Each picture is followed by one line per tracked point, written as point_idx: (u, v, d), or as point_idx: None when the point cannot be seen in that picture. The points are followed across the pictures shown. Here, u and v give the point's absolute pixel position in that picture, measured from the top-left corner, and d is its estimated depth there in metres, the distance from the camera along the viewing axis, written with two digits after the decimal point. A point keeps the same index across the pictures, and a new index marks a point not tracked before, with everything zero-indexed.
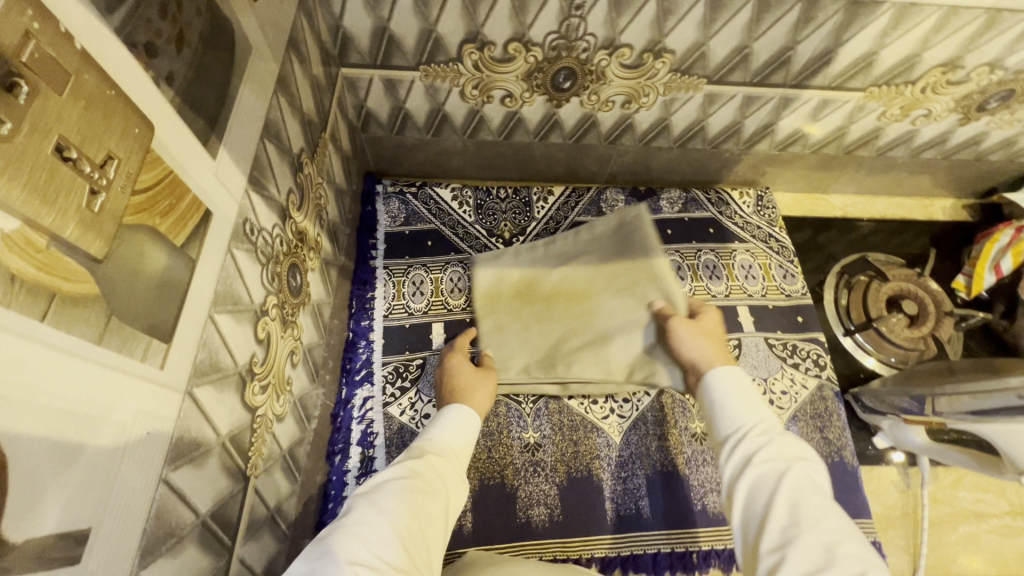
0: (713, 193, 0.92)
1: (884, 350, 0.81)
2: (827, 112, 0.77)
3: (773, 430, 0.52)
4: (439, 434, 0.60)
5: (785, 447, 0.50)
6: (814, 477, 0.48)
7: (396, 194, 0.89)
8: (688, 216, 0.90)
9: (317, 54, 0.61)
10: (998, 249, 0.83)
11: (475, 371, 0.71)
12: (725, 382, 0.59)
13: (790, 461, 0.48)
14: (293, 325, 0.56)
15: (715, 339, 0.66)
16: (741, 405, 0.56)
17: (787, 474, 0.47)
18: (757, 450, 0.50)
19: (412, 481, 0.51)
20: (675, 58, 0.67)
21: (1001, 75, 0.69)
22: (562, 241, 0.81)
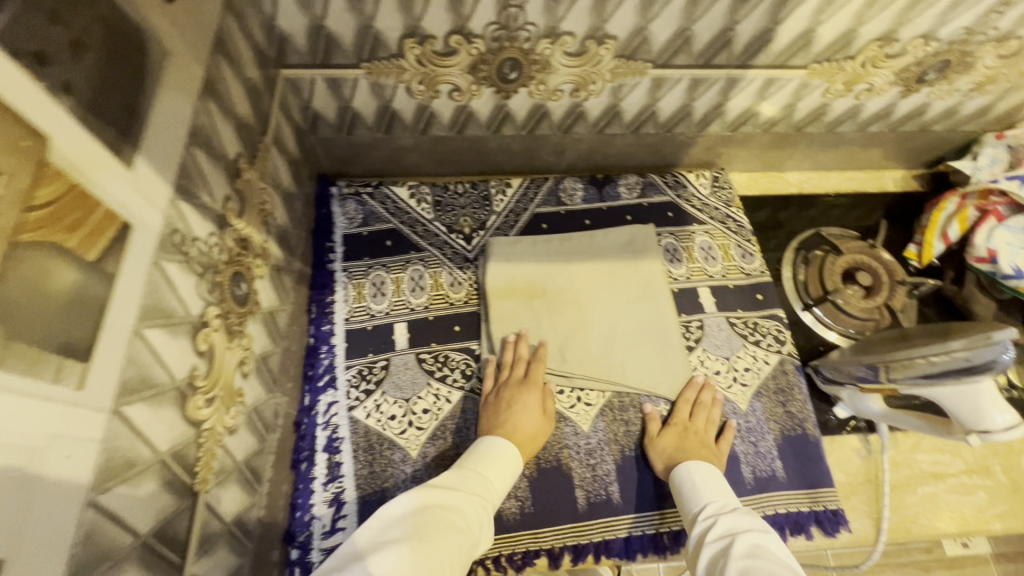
0: (670, 177, 0.93)
1: (842, 322, 0.83)
2: (774, 91, 0.77)
3: (723, 509, 0.60)
4: (474, 466, 0.64)
5: (737, 522, 0.57)
6: (763, 543, 0.53)
7: (352, 195, 0.87)
8: (647, 201, 0.91)
9: (253, 55, 0.60)
10: (946, 216, 0.85)
11: (539, 416, 0.72)
12: (693, 476, 0.66)
13: (738, 535, 0.54)
14: (241, 334, 0.55)
15: (683, 448, 0.70)
16: (701, 491, 0.64)
17: (736, 544, 0.53)
18: (711, 530, 0.57)
19: (427, 513, 0.56)
20: (618, 43, 0.67)
21: (936, 46, 0.71)
22: (559, 243, 0.84)
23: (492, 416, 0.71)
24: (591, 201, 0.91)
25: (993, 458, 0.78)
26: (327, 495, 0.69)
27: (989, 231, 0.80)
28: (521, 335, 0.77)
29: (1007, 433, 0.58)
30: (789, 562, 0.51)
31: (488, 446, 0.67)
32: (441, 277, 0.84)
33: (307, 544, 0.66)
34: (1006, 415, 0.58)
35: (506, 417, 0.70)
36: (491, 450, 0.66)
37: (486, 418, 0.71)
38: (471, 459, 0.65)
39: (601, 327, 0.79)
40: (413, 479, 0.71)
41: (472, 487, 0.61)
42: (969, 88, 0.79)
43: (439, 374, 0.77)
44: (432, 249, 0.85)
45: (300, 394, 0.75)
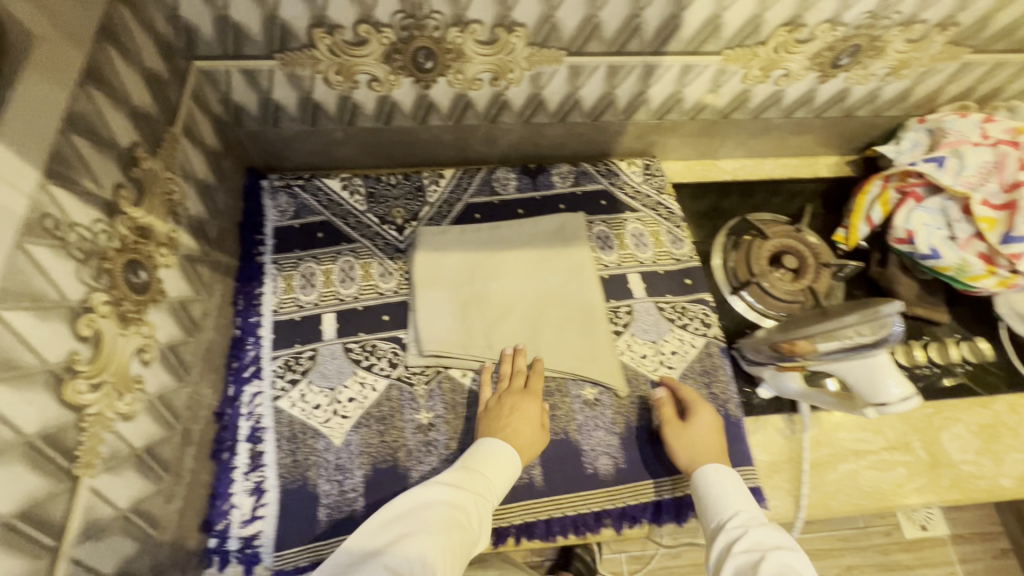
0: (602, 165, 0.94)
1: (769, 305, 0.84)
2: (692, 77, 0.79)
3: (752, 522, 0.62)
4: (475, 461, 0.66)
5: (765, 539, 0.60)
6: (791, 563, 0.57)
7: (284, 187, 0.87)
8: (581, 189, 0.92)
9: (155, 45, 0.60)
10: (871, 199, 0.87)
11: (537, 429, 0.71)
12: (718, 479, 0.67)
13: (767, 552, 0.58)
14: (139, 322, 0.55)
15: (706, 450, 0.70)
16: (728, 498, 0.65)
17: (765, 563, 0.56)
18: (739, 542, 0.60)
19: (435, 510, 0.60)
20: (528, 31, 0.68)
21: (843, 31, 0.72)
22: (495, 228, 0.85)
23: (490, 420, 0.70)
24: (524, 190, 0.91)
25: (913, 435, 0.80)
26: (248, 484, 0.69)
27: (908, 212, 0.81)
28: (517, 348, 0.77)
29: (902, 403, 0.60)
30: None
31: (491, 449, 0.67)
32: (372, 267, 0.84)
33: (226, 532, 0.67)
34: (900, 384, 0.60)
35: (509, 420, 0.70)
36: (491, 450, 0.66)
37: (484, 422, 0.71)
38: (470, 457, 0.67)
39: (527, 316, 0.80)
40: (335, 466, 0.71)
41: (478, 483, 0.64)
42: (885, 73, 0.81)
43: (365, 363, 0.77)
44: (364, 240, 0.86)
45: (225, 385, 0.75)
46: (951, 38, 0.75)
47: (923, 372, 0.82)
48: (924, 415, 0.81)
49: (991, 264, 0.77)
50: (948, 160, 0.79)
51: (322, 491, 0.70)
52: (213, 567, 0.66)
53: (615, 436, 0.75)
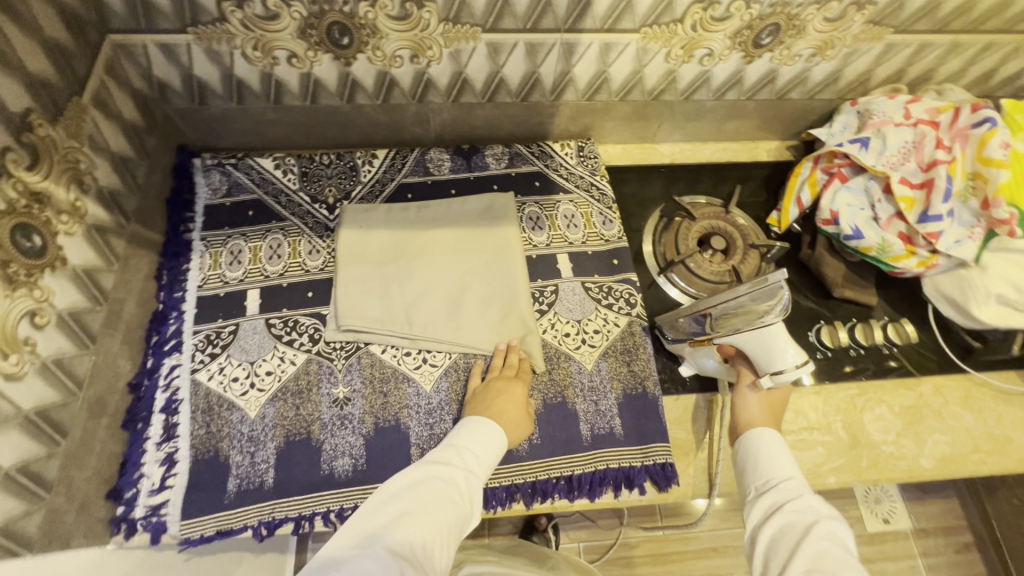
0: (537, 147, 0.94)
1: (695, 286, 0.84)
2: (615, 57, 0.79)
3: (805, 487, 0.57)
4: (465, 438, 0.66)
5: (819, 505, 0.55)
6: (840, 535, 0.52)
7: (216, 165, 0.88)
8: (515, 170, 0.92)
9: (58, 15, 0.61)
10: (801, 181, 0.86)
11: (521, 412, 0.71)
12: (770, 441, 0.62)
13: (819, 517, 0.53)
14: (31, 285, 0.56)
15: (772, 410, 0.66)
16: (783, 462, 0.60)
17: (817, 527, 0.52)
18: (789, 502, 0.55)
19: (434, 488, 0.59)
20: (438, 6, 0.69)
21: (758, 9, 0.72)
22: (428, 207, 0.87)
23: (478, 400, 0.71)
24: (458, 171, 0.92)
25: (835, 416, 0.79)
26: (160, 454, 0.70)
27: (834, 193, 0.81)
28: (512, 344, 0.77)
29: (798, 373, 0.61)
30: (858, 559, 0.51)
31: (477, 425, 0.67)
32: (300, 245, 0.85)
33: (134, 501, 0.67)
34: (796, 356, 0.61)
35: (494, 401, 0.70)
36: (481, 428, 0.67)
37: (472, 404, 0.71)
38: (459, 436, 0.66)
39: (450, 295, 0.81)
40: (249, 438, 0.71)
41: (469, 461, 0.64)
42: (809, 53, 0.81)
43: (286, 338, 0.78)
44: (294, 219, 0.86)
45: (144, 358, 0.76)
46: (870, 17, 0.75)
47: (848, 353, 0.82)
48: (847, 396, 0.80)
49: (910, 245, 0.78)
50: (872, 141, 0.79)
51: (233, 462, 0.70)
52: (120, 535, 0.65)
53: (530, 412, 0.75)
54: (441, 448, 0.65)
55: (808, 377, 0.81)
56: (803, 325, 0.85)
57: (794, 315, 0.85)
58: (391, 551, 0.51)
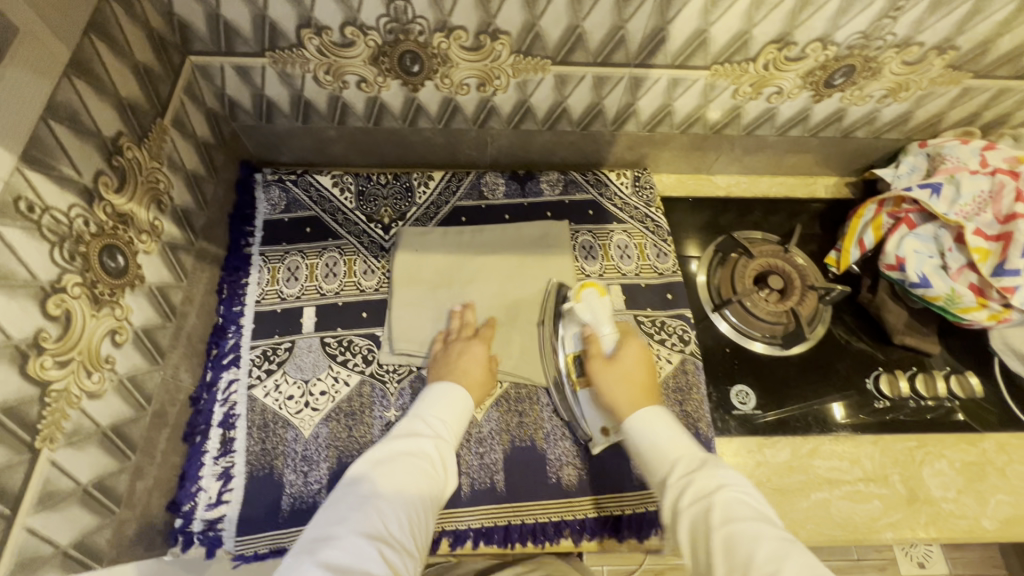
0: (592, 175, 0.95)
1: (749, 325, 0.84)
2: (681, 91, 0.78)
3: (694, 467, 0.59)
4: (428, 414, 0.69)
5: (708, 479, 0.57)
6: (735, 499, 0.54)
7: (276, 181, 0.89)
8: (569, 198, 0.92)
9: (146, 40, 0.62)
10: (864, 223, 0.85)
11: (484, 371, 0.75)
12: (649, 424, 0.65)
13: (712, 494, 0.55)
14: (112, 305, 0.57)
15: (630, 381, 0.70)
16: (666, 447, 0.63)
17: (712, 509, 0.54)
18: (685, 492, 0.57)
19: (401, 463, 0.61)
20: (512, 39, 0.68)
21: (835, 50, 0.71)
22: (482, 231, 0.87)
23: (443, 363, 0.75)
24: (512, 196, 0.92)
25: (892, 468, 0.77)
26: (217, 468, 0.71)
27: (901, 238, 0.79)
28: (466, 306, 0.82)
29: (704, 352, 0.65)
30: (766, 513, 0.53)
31: (451, 392, 0.71)
32: (355, 264, 0.86)
33: (191, 514, 0.69)
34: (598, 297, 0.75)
35: (455, 363, 0.74)
36: (449, 398, 0.70)
37: (439, 367, 0.75)
38: (423, 409, 0.69)
39: (503, 324, 0.82)
40: (302, 457, 0.72)
41: (434, 432, 0.67)
42: (882, 94, 0.79)
43: (340, 358, 0.79)
44: (350, 237, 0.87)
45: (203, 370, 0.77)
46: (950, 61, 0.73)
47: (907, 404, 0.81)
48: (906, 447, 0.78)
49: (982, 296, 0.76)
50: (944, 187, 0.77)
51: (287, 480, 0.71)
52: (177, 547, 0.67)
53: (581, 447, 0.76)
54: (405, 427, 0.67)
55: (838, 410, 0.80)
56: (861, 371, 0.84)
57: (851, 360, 0.85)
58: (367, 536, 0.52)
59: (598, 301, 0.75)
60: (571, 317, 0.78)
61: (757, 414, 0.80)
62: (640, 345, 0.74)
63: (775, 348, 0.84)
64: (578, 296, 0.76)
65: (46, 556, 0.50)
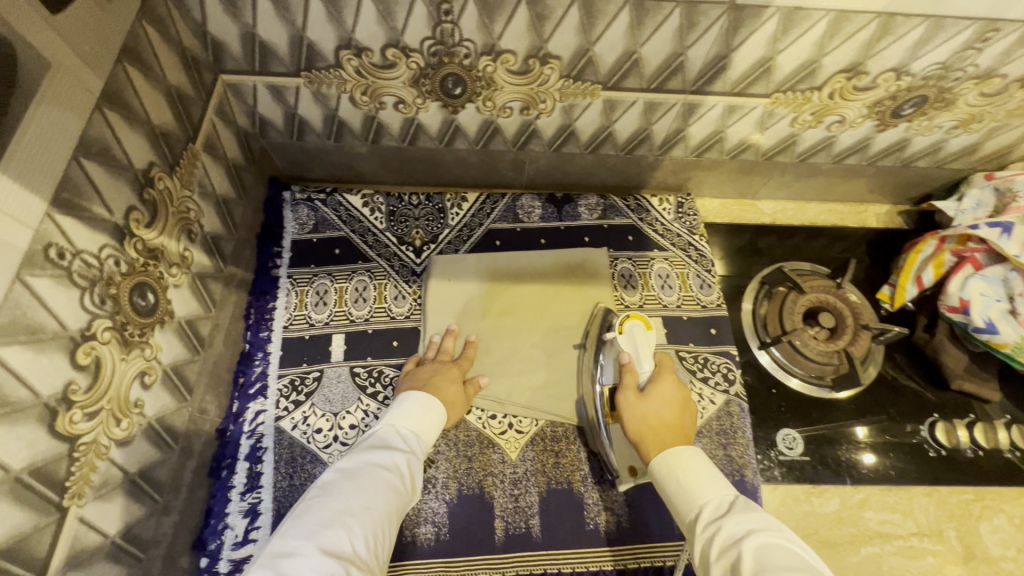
0: (632, 199, 0.91)
1: (798, 364, 0.80)
2: (737, 118, 0.73)
3: (723, 512, 0.52)
4: (404, 420, 0.66)
5: (739, 525, 0.49)
6: (770, 548, 0.46)
7: (305, 200, 0.85)
8: (608, 223, 0.88)
9: (179, 61, 0.59)
10: (923, 259, 0.81)
11: (455, 390, 0.72)
12: (679, 467, 0.58)
13: (742, 543, 0.47)
14: (143, 344, 0.54)
15: (662, 424, 0.63)
16: (692, 492, 0.56)
17: (739, 561, 0.46)
18: (712, 544, 0.50)
19: (370, 476, 0.58)
20: (563, 63, 0.64)
21: (909, 80, 0.66)
22: (519, 258, 0.84)
23: (415, 377, 0.72)
24: (549, 220, 0.88)
25: (948, 523, 0.73)
26: (243, 505, 0.67)
27: (965, 279, 0.75)
28: (449, 330, 0.77)
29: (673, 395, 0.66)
30: (810, 566, 0.44)
31: (418, 401, 0.67)
32: (386, 289, 0.81)
33: (217, 553, 0.65)
34: (642, 330, 0.72)
35: (430, 380, 0.71)
36: (421, 411, 0.66)
37: (410, 382, 0.71)
38: (399, 418, 0.66)
39: (540, 358, 0.78)
40: None
41: (409, 442, 0.64)
42: (951, 125, 0.74)
43: (371, 390, 0.74)
44: (380, 260, 0.83)
45: (229, 399, 0.72)
46: None
47: (966, 455, 0.77)
48: (962, 500, 0.74)
49: None
50: (1016, 228, 0.71)
51: None
52: None
53: (621, 492, 0.72)
54: (381, 434, 0.64)
55: (860, 430, 0.78)
56: (916, 419, 0.79)
57: (906, 405, 0.80)
58: (333, 554, 0.49)
59: (642, 335, 0.71)
60: (612, 349, 0.74)
61: (805, 462, 0.76)
62: (676, 383, 0.67)
63: (823, 390, 0.80)
64: (622, 327, 0.72)
65: None
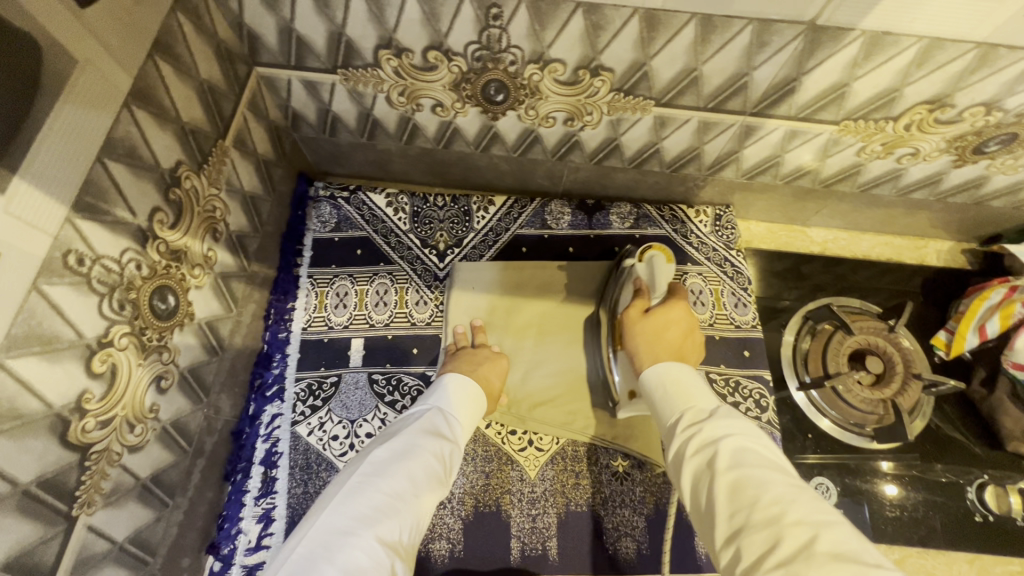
0: (667, 209, 0.85)
1: (838, 410, 0.75)
2: (798, 143, 0.68)
3: (704, 415, 0.51)
4: (453, 406, 0.64)
5: (718, 425, 0.49)
6: (747, 447, 0.47)
7: (328, 197, 0.82)
8: (640, 233, 0.84)
9: (214, 53, 0.56)
10: (987, 308, 0.75)
11: (499, 384, 0.70)
12: (667, 374, 0.58)
13: (720, 441, 0.47)
14: (160, 348, 0.53)
15: (660, 340, 0.62)
16: (675, 399, 0.55)
17: (719, 457, 0.46)
18: (690, 441, 0.49)
19: (422, 460, 0.56)
20: (615, 77, 0.59)
21: (1000, 116, 0.59)
22: (546, 267, 0.79)
23: (460, 361, 0.69)
24: (578, 228, 0.84)
25: None
26: (257, 510, 0.65)
27: None
28: (474, 326, 0.75)
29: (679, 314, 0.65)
30: (780, 463, 0.46)
31: (459, 385, 0.66)
32: (407, 294, 0.78)
33: (230, 558, 0.63)
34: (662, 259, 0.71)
35: (477, 368, 0.69)
36: (470, 402, 0.65)
37: (456, 364, 0.69)
38: (446, 404, 0.64)
39: (560, 377, 0.75)
40: None
41: (454, 430, 0.62)
42: None
43: (389, 399, 0.72)
44: (402, 263, 0.80)
45: (246, 401, 0.71)
46: None
47: (1015, 522, 0.71)
48: (1006, 572, 0.70)
49: None
50: None
51: None
52: None
53: (641, 517, 0.69)
54: (427, 416, 0.62)
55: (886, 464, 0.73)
56: (961, 475, 0.73)
57: (952, 459, 0.74)
58: (384, 542, 0.48)
59: (659, 267, 0.70)
60: (628, 280, 0.72)
61: None
62: (686, 310, 0.65)
63: (862, 439, 0.74)
64: (642, 257, 0.71)
65: None
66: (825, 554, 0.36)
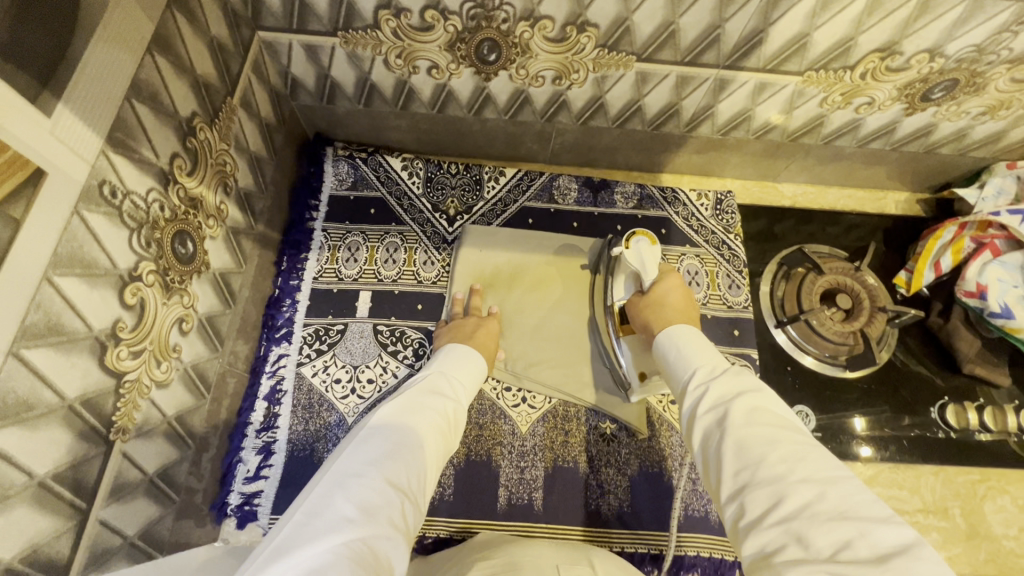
0: (669, 191, 0.91)
1: (813, 344, 0.81)
2: (767, 96, 0.74)
3: (713, 376, 0.50)
4: (453, 370, 0.63)
5: (728, 386, 0.48)
6: (760, 405, 0.45)
7: (346, 157, 0.86)
8: (642, 213, 0.89)
9: (223, 13, 0.59)
10: (941, 245, 0.82)
11: (496, 343, 0.73)
12: (681, 339, 0.57)
13: (732, 399, 0.46)
14: (182, 292, 0.56)
15: (666, 307, 0.64)
16: (692, 359, 0.54)
17: (729, 415, 0.44)
18: (701, 402, 0.48)
19: (429, 415, 0.54)
20: (600, 32, 0.64)
21: (942, 62, 0.66)
22: (550, 240, 0.84)
23: (455, 332, 0.71)
24: (584, 204, 0.89)
25: (953, 501, 0.76)
26: (258, 443, 0.68)
27: (983, 265, 0.77)
28: (472, 290, 0.78)
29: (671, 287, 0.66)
30: (792, 421, 0.45)
31: (460, 352, 0.67)
32: (415, 254, 0.81)
33: (229, 486, 0.66)
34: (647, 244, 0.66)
35: (472, 335, 0.71)
36: (467, 362, 0.65)
37: (448, 338, 0.71)
38: (448, 367, 0.63)
39: (553, 348, 0.79)
40: None
41: (455, 392, 0.61)
42: (979, 111, 0.74)
43: (391, 348, 0.75)
44: (413, 225, 0.83)
45: (257, 341, 0.73)
46: None
47: (973, 436, 0.79)
48: (968, 481, 0.77)
49: None
50: None
51: None
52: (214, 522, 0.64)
53: (625, 477, 0.74)
54: (429, 378, 0.61)
55: (859, 423, 0.79)
56: (927, 399, 0.81)
57: (914, 391, 0.81)
58: (395, 486, 0.45)
59: (647, 249, 0.66)
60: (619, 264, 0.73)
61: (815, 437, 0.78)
62: (680, 279, 0.68)
63: (836, 369, 0.81)
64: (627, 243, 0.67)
65: (115, 546, 0.50)
66: (827, 512, 0.35)
